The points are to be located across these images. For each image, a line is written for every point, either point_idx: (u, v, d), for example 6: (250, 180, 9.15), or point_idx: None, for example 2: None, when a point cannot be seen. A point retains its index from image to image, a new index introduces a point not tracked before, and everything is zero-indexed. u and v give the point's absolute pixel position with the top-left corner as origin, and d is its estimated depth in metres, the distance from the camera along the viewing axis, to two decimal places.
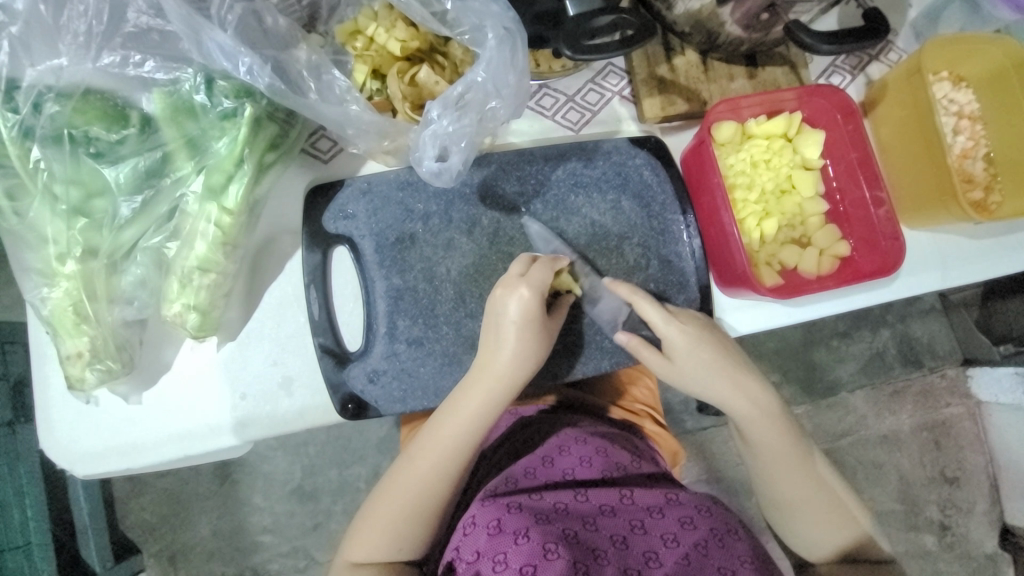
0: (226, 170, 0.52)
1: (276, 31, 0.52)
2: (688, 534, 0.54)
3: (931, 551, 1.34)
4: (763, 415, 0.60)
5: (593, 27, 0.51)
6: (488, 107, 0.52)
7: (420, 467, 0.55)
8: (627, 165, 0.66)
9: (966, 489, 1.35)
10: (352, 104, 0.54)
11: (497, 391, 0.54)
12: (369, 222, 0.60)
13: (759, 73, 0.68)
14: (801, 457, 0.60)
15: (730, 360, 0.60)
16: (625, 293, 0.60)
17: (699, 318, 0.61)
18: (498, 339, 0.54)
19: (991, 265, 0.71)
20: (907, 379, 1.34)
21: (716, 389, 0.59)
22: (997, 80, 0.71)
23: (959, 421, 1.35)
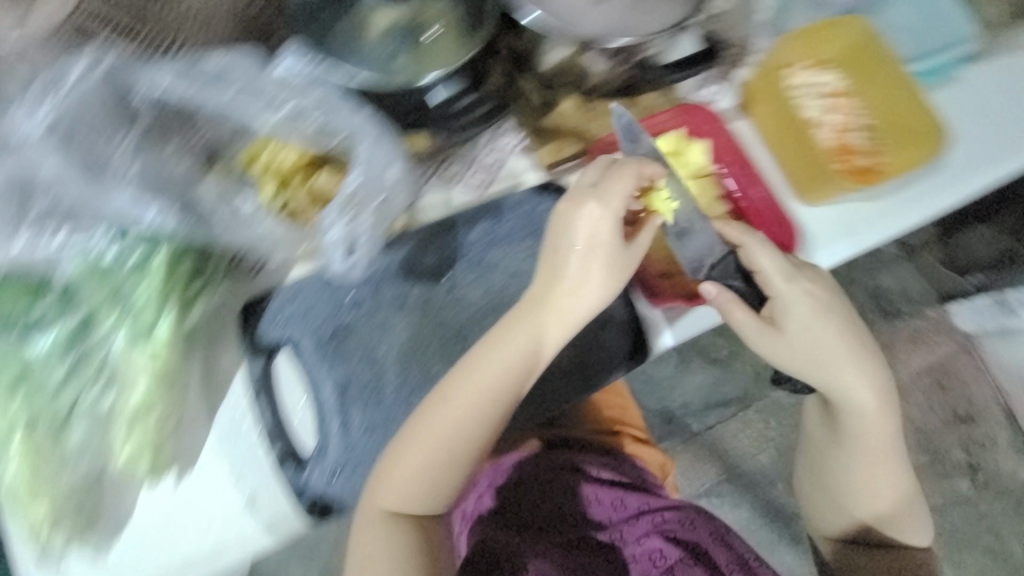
0: (150, 314, 0.54)
1: (175, 176, 0.55)
2: (675, 553, 0.79)
3: (969, 492, 1.50)
4: (878, 414, 0.67)
5: (456, 110, 0.66)
6: (380, 199, 0.57)
7: (460, 403, 0.57)
8: (535, 212, 0.70)
9: (979, 424, 1.48)
10: (261, 223, 0.58)
11: (551, 324, 0.58)
12: (304, 323, 0.63)
13: (639, 100, 0.72)
14: (877, 456, 0.70)
15: (863, 349, 0.66)
16: (738, 235, 0.62)
17: (830, 289, 0.64)
18: (574, 276, 0.57)
19: (897, 221, 0.75)
20: (888, 331, 1.51)
21: (847, 385, 0.65)
22: (854, 53, 0.75)
23: (953, 357, 1.48)
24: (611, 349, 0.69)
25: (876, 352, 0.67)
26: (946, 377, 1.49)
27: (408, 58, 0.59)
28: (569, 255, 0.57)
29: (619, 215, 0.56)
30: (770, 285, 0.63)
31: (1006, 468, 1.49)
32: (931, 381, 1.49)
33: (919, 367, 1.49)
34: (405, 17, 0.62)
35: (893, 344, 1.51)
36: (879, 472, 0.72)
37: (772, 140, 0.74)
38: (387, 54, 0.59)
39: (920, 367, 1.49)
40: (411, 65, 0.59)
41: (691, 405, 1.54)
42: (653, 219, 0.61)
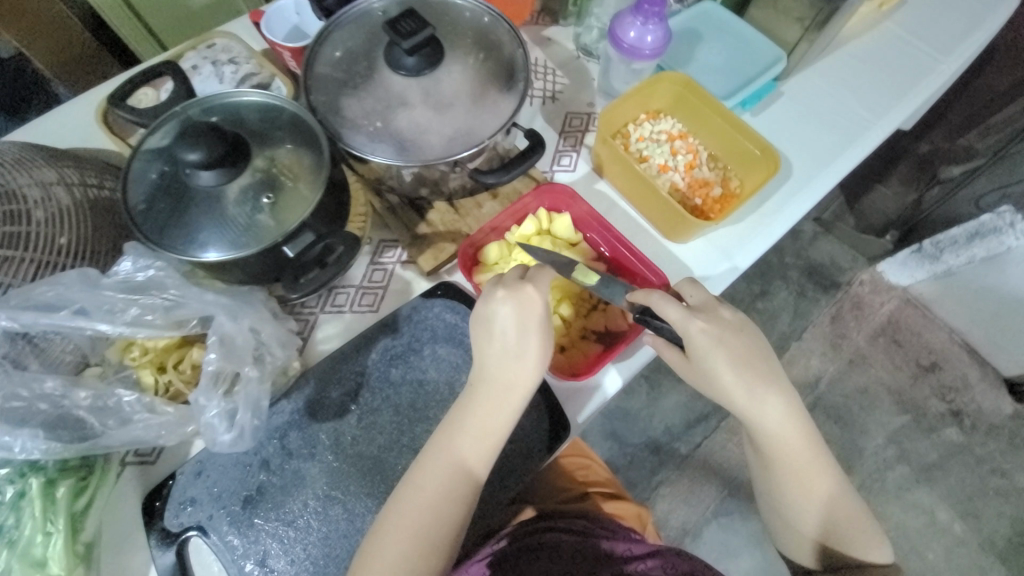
0: (37, 544, 0.52)
1: (50, 392, 0.55)
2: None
3: (960, 441, 1.45)
4: (787, 429, 0.63)
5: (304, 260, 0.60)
6: (244, 373, 0.59)
7: (432, 484, 0.58)
8: (429, 317, 0.72)
9: (947, 369, 1.52)
10: (141, 415, 0.58)
11: (507, 392, 0.60)
12: (212, 499, 0.61)
13: (500, 190, 0.79)
14: (806, 468, 0.64)
15: (754, 364, 0.62)
16: (641, 294, 0.64)
17: (714, 315, 0.63)
18: (519, 328, 0.62)
19: (765, 234, 0.80)
20: (836, 302, 1.57)
21: (745, 404, 0.62)
22: (682, 99, 0.85)
23: (900, 313, 1.56)
24: (532, 440, 0.69)
25: (770, 365, 0.63)
26: (899, 333, 1.55)
27: (269, 217, 0.60)
28: (508, 309, 0.61)
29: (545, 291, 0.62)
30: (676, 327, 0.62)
31: (991, 406, 1.48)
32: (886, 340, 1.54)
33: (868, 332, 1.54)
34: (254, 178, 0.60)
35: (840, 316, 1.56)
36: (813, 485, 0.64)
37: (630, 192, 0.80)
38: (246, 220, 0.59)
39: (872, 329, 1.55)
40: (274, 222, 0.60)
41: (675, 428, 1.52)
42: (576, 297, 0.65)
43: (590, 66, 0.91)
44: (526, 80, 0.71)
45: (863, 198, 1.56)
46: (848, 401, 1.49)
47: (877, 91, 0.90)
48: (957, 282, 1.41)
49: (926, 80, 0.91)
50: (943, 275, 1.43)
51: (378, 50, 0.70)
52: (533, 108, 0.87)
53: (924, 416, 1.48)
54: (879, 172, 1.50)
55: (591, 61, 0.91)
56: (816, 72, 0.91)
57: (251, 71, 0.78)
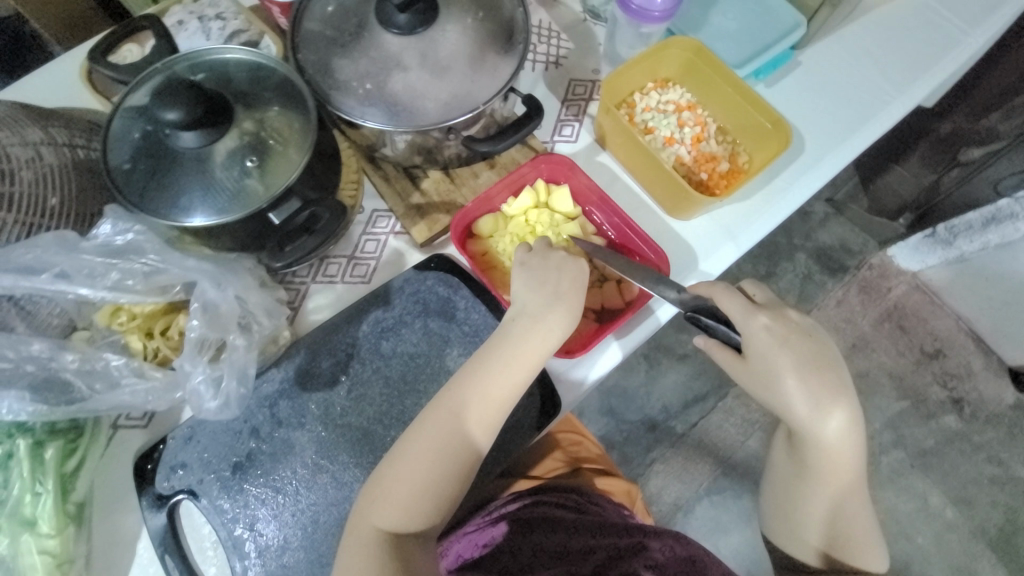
0: (27, 503, 0.53)
1: (36, 356, 0.54)
2: (667, 553, 0.76)
3: (958, 429, 1.45)
4: (838, 447, 0.62)
5: (291, 225, 0.59)
6: (229, 340, 0.58)
7: (454, 414, 0.56)
8: (421, 290, 0.70)
9: (952, 355, 1.50)
10: (127, 380, 0.57)
11: (538, 327, 0.59)
12: (203, 464, 0.61)
13: (497, 160, 0.76)
14: (842, 483, 0.64)
15: (822, 374, 0.60)
16: (705, 288, 0.64)
17: (789, 321, 0.61)
18: (556, 289, 0.61)
19: (772, 213, 0.77)
20: (844, 286, 1.54)
21: (805, 413, 0.60)
22: (693, 68, 0.81)
23: (908, 298, 1.53)
24: (522, 416, 0.68)
25: (843, 380, 0.61)
26: (904, 319, 1.52)
27: (258, 181, 0.58)
28: (552, 273, 0.61)
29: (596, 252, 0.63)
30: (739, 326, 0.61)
31: (992, 395, 1.47)
32: (891, 326, 1.51)
33: (874, 317, 1.52)
34: (241, 140, 0.58)
35: (847, 299, 1.53)
36: (839, 492, 0.65)
37: (634, 166, 0.77)
38: (234, 184, 0.57)
39: (879, 313, 1.52)
40: (262, 187, 0.58)
41: (671, 407, 1.52)
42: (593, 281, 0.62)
43: (596, 29, 0.86)
44: (525, 43, 0.68)
45: (876, 180, 1.51)
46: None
47: (898, 67, 0.85)
48: (971, 269, 1.36)
49: (950, 54, 0.86)
50: (956, 260, 1.38)
51: (370, 6, 0.66)
52: (535, 73, 0.83)
53: (923, 403, 1.47)
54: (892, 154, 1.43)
55: (597, 24, 0.86)
56: (837, 41, 0.86)
57: (240, 29, 0.75)
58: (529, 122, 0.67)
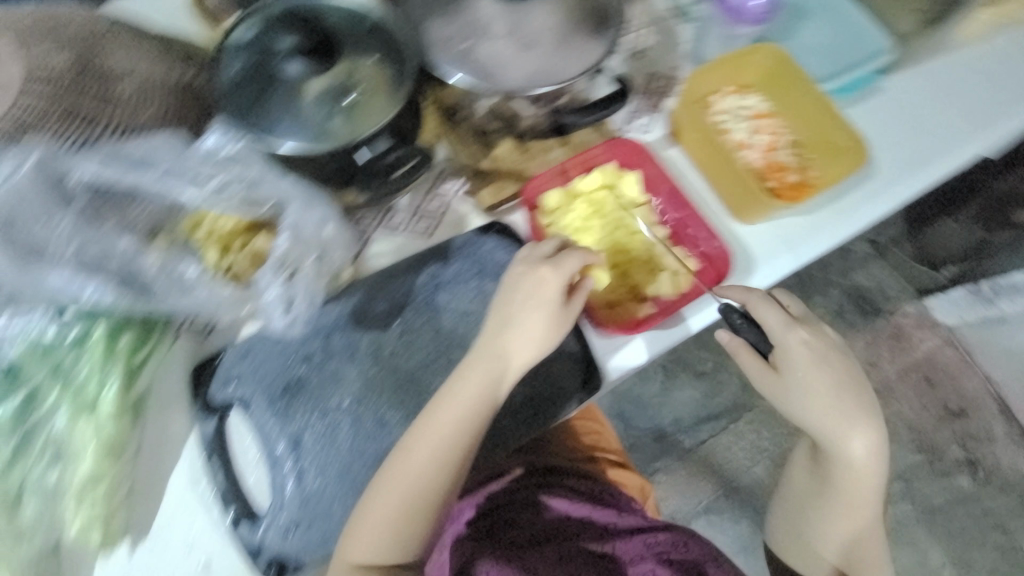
0: (93, 388, 0.55)
1: (119, 250, 0.56)
2: (658, 558, 0.75)
3: (969, 491, 1.41)
4: (863, 469, 0.62)
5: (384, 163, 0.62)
6: (309, 261, 0.61)
7: (421, 449, 0.58)
8: (480, 253, 0.72)
9: (976, 418, 1.43)
10: (199, 288, 0.60)
11: (493, 369, 0.59)
12: (256, 381, 0.64)
13: (571, 138, 0.76)
14: (860, 507, 0.64)
15: (855, 392, 0.61)
16: (743, 293, 0.62)
17: (819, 335, 0.62)
18: (512, 315, 0.60)
19: (836, 231, 0.77)
20: (873, 329, 1.51)
21: (837, 430, 0.60)
22: (775, 78, 0.81)
23: (941, 353, 1.47)
24: (563, 386, 0.68)
25: (866, 402, 0.61)
26: (933, 374, 1.47)
27: (341, 124, 0.60)
28: (521, 301, 0.60)
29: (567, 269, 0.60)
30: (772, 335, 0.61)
31: (1010, 463, 1.41)
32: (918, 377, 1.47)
33: (900, 367, 1.48)
34: (334, 82, 0.61)
35: (874, 343, 1.50)
36: (854, 516, 0.65)
37: (704, 164, 0.77)
38: (319, 124, 0.60)
39: (905, 363, 1.48)
40: (346, 129, 0.59)
41: (682, 421, 1.51)
42: (581, 285, 0.62)
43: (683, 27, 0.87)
44: (617, 28, 0.69)
45: (927, 229, 1.45)
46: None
47: (973, 117, 0.84)
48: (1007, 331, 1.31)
49: None
50: (994, 319, 1.34)
51: None
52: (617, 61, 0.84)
53: (938, 459, 1.43)
54: (942, 206, 1.38)
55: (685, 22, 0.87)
56: (922, 73, 0.86)
57: None
58: (618, 103, 0.71)
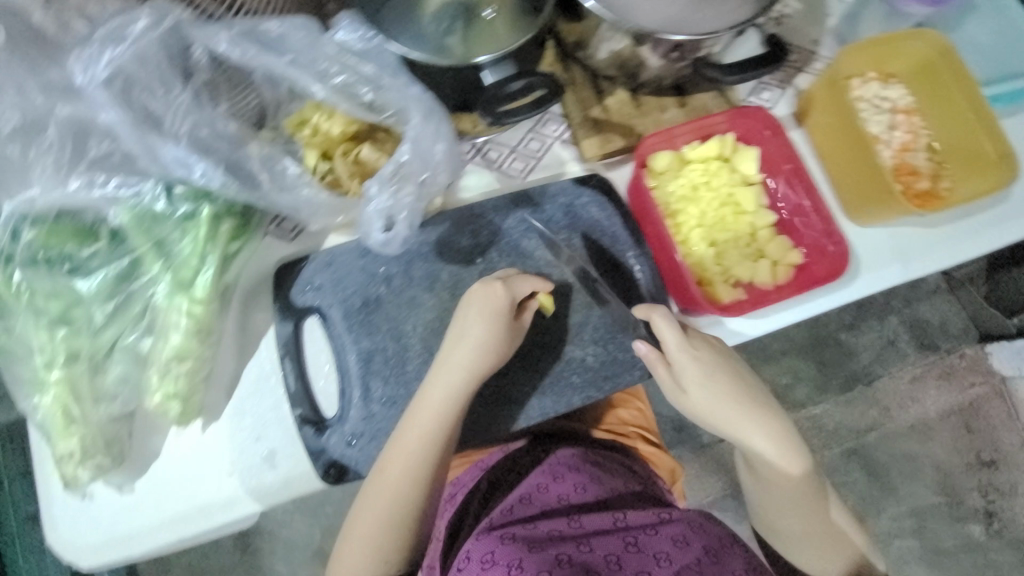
0: (192, 266, 0.55)
1: (227, 134, 0.55)
2: (682, 553, 0.59)
3: (978, 540, 1.27)
4: (788, 469, 0.60)
5: (508, 92, 0.55)
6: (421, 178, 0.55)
7: (398, 457, 0.56)
8: (575, 205, 0.68)
9: (1005, 471, 1.29)
10: (304, 188, 0.58)
11: (452, 382, 0.57)
12: (335, 291, 0.64)
13: (689, 101, 0.72)
14: (814, 508, 0.62)
15: (747, 400, 0.60)
16: (643, 311, 0.61)
17: (712, 343, 0.62)
18: (460, 330, 0.58)
19: (955, 251, 0.72)
20: (925, 365, 1.30)
21: (738, 436, 0.60)
22: (927, 73, 0.74)
23: (986, 402, 1.30)
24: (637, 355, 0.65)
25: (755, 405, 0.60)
26: (974, 419, 1.29)
27: (459, 43, 0.56)
28: (472, 324, 0.57)
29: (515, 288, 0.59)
30: (671, 354, 0.60)
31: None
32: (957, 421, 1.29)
33: (943, 406, 1.29)
34: None
35: (922, 379, 1.29)
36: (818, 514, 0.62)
37: (828, 152, 0.71)
38: (437, 39, 0.56)
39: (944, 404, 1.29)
40: (462, 49, 0.55)
41: None
42: (530, 302, 0.62)
43: None
44: None
45: (1003, 272, 1.24)
46: (888, 460, 1.28)
47: None
48: None
49: None
50: None
51: None
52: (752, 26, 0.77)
53: (958, 505, 1.28)
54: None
55: None
56: None
57: None
58: (771, 67, 0.59)
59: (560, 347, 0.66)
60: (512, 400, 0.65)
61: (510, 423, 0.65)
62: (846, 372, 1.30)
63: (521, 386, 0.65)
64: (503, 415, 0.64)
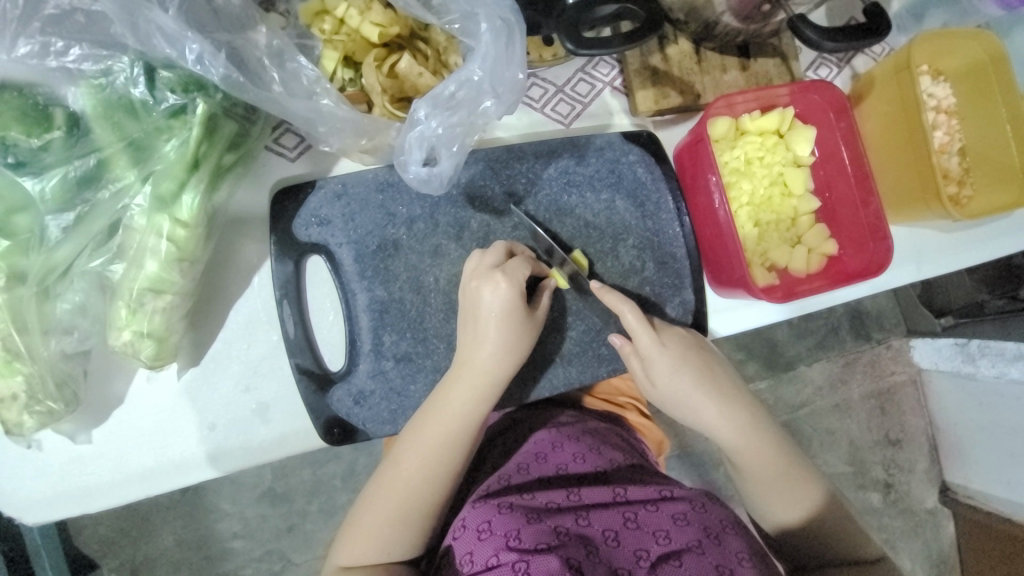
0: (175, 180, 0.44)
1: (229, 10, 0.43)
2: (681, 530, 0.56)
3: (877, 508, 1.23)
4: (754, 440, 0.60)
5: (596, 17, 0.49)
6: (481, 106, 0.46)
7: (420, 453, 0.51)
8: (621, 162, 0.62)
9: (908, 450, 1.24)
10: (323, 97, 0.46)
11: (482, 381, 0.52)
12: (346, 228, 0.54)
13: (752, 65, 0.65)
14: (782, 478, 0.60)
15: (714, 385, 0.60)
16: (613, 301, 0.57)
17: (682, 334, 0.60)
18: (480, 329, 0.52)
19: (964, 256, 0.73)
20: (858, 351, 1.20)
21: (707, 419, 0.60)
22: (975, 76, 0.71)
23: (904, 389, 1.23)
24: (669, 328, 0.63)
25: (721, 385, 0.60)
26: (891, 403, 1.22)
27: None
28: (498, 316, 0.52)
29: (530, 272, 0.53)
30: (644, 351, 0.58)
31: (917, 495, 1.25)
32: (875, 404, 1.22)
33: (866, 389, 1.21)
34: None
35: (855, 365, 1.20)
36: (788, 485, 0.60)
37: (877, 143, 0.68)
38: None
39: (875, 387, 1.21)
40: None
41: None
42: (546, 283, 0.56)
43: None
44: None
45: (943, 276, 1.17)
46: (814, 435, 1.19)
47: None
48: (976, 390, 1.11)
49: None
50: (965, 377, 1.12)
51: None
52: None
53: (862, 474, 1.22)
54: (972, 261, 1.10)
55: None
56: None
57: None
58: (872, 39, 0.53)
59: (585, 314, 0.61)
60: (532, 366, 0.61)
61: (529, 387, 0.61)
62: (793, 354, 1.17)
63: (546, 351, 0.61)
64: (522, 378, 0.61)
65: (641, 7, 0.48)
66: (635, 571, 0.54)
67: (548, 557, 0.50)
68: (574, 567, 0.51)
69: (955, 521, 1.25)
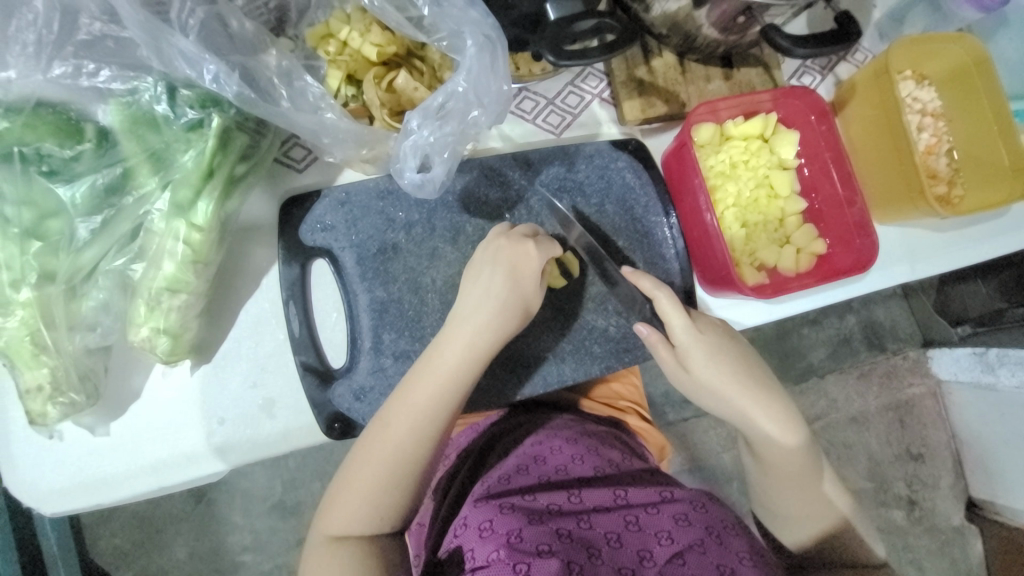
0: (192, 188, 0.48)
1: (243, 35, 0.48)
2: (683, 531, 0.56)
3: (900, 526, 1.19)
4: (784, 437, 0.59)
5: (575, 32, 0.52)
6: (469, 117, 0.50)
7: (409, 414, 0.51)
8: (610, 168, 0.65)
9: (930, 465, 1.21)
10: (327, 112, 0.50)
11: (472, 347, 0.53)
12: (349, 233, 0.58)
13: (735, 74, 0.68)
14: (802, 476, 0.60)
15: (751, 377, 0.60)
16: (648, 287, 0.58)
17: (717, 325, 0.61)
18: (472, 304, 0.54)
19: (957, 255, 0.74)
20: (871, 363, 1.19)
21: (741, 407, 0.59)
22: (959, 79, 0.72)
23: (922, 401, 1.20)
24: None
25: (758, 377, 0.60)
26: (909, 415, 1.20)
27: None
28: (489, 288, 0.54)
29: (521, 272, 0.55)
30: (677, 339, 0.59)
31: (943, 511, 1.21)
32: (892, 416, 1.19)
33: (883, 402, 1.19)
34: None
35: (868, 376, 1.18)
36: (806, 484, 0.60)
37: (861, 146, 0.70)
38: None
39: (889, 399, 1.19)
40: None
41: None
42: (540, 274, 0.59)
43: None
44: None
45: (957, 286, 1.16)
46: (828, 449, 1.17)
47: None
48: (996, 401, 1.08)
49: None
50: (984, 388, 1.09)
51: None
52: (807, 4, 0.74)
53: (883, 490, 1.19)
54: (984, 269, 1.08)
55: None
56: None
57: None
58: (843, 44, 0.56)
59: (579, 314, 0.64)
60: (527, 365, 0.63)
61: (524, 385, 0.63)
62: (802, 366, 1.17)
63: (541, 349, 0.63)
64: (517, 376, 0.63)
65: (618, 22, 0.52)
66: (639, 571, 0.53)
67: (548, 560, 0.50)
68: (573, 570, 0.51)
69: (984, 540, 1.21)
